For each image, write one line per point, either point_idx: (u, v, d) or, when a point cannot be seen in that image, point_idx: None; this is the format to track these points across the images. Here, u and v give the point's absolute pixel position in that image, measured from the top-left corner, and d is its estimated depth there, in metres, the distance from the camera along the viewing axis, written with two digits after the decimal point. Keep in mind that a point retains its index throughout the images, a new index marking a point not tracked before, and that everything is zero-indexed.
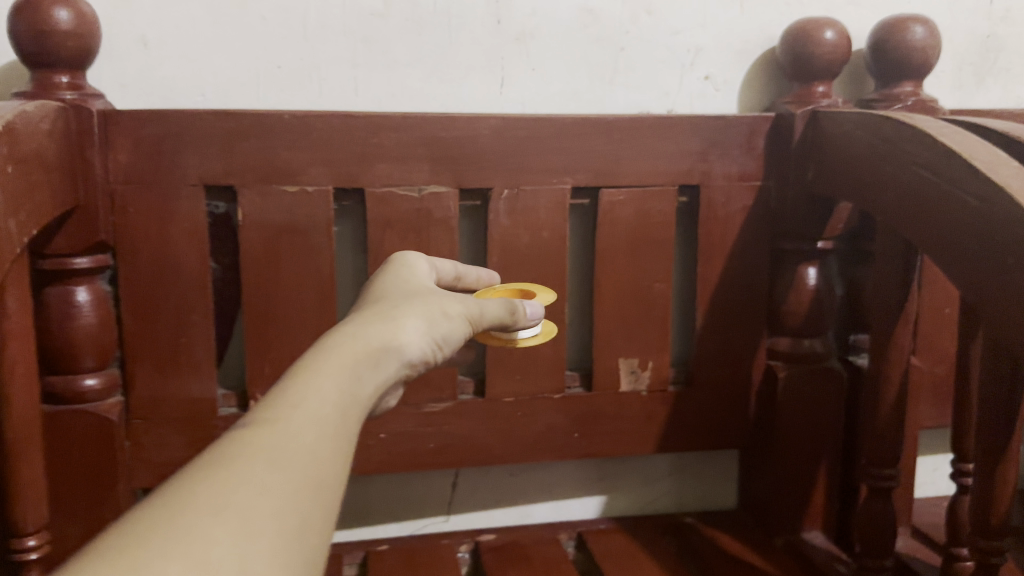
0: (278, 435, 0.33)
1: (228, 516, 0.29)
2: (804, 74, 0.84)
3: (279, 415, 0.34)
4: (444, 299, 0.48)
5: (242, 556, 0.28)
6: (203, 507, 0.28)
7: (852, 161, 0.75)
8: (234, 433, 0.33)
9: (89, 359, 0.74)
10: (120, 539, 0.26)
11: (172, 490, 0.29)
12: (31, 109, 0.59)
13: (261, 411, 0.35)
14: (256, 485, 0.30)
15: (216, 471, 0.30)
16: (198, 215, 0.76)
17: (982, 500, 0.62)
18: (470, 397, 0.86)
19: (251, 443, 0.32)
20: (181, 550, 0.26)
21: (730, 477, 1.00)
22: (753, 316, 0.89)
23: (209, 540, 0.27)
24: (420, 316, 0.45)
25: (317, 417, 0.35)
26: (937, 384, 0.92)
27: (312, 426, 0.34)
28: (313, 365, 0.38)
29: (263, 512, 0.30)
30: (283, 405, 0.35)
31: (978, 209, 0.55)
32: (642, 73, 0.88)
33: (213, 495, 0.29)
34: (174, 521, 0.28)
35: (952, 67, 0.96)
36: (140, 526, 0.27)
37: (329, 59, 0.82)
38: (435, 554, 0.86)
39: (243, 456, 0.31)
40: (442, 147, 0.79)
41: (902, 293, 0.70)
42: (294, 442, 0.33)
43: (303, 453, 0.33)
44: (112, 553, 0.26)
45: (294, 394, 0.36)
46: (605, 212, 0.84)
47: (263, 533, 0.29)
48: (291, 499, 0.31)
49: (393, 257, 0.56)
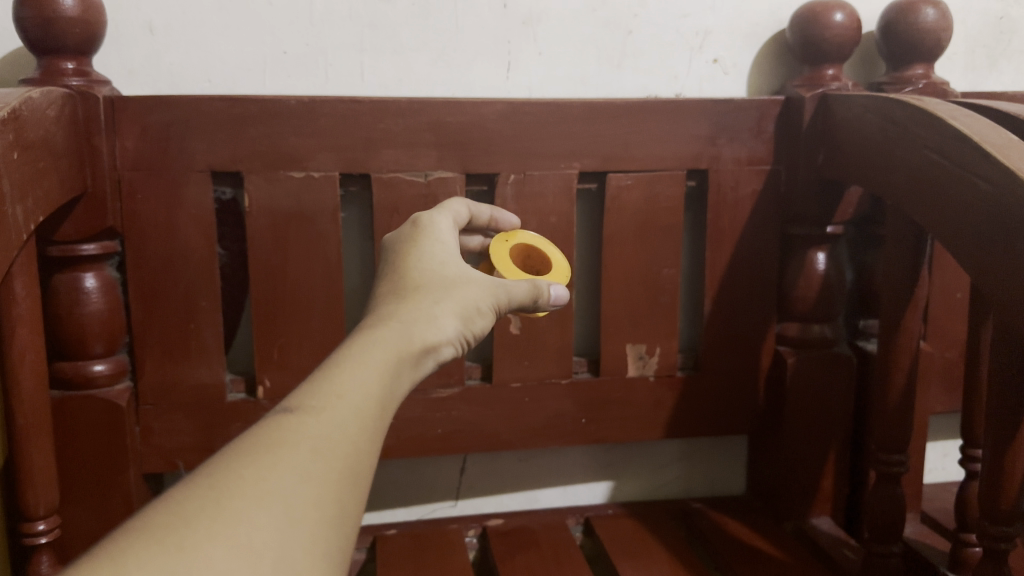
0: (323, 422, 0.33)
1: (272, 502, 0.29)
2: (813, 57, 0.83)
3: (324, 402, 0.34)
4: (476, 287, 0.46)
5: (283, 545, 0.28)
6: (250, 492, 0.29)
7: (863, 144, 0.74)
8: (280, 413, 0.33)
9: (98, 345, 0.74)
10: (168, 517, 0.27)
11: (216, 468, 0.30)
12: (37, 95, 0.59)
13: (307, 393, 0.34)
14: (299, 472, 0.30)
15: (263, 455, 0.31)
16: (205, 201, 0.75)
17: (991, 486, 0.61)
18: (477, 381, 0.86)
19: (297, 427, 0.32)
20: (225, 536, 0.27)
21: (739, 464, 1.00)
22: (763, 301, 0.89)
23: (253, 527, 0.28)
24: (456, 313, 0.43)
25: (360, 406, 0.34)
26: (948, 368, 0.92)
27: (355, 418, 0.34)
28: (359, 357, 0.37)
29: (305, 500, 0.30)
30: (327, 390, 0.34)
31: (989, 193, 0.55)
32: (650, 57, 0.88)
33: (258, 479, 0.29)
34: (220, 503, 0.28)
35: (964, 49, 0.95)
36: (188, 504, 0.28)
37: (336, 44, 0.81)
38: (443, 539, 0.87)
39: (288, 440, 0.31)
40: (449, 132, 0.79)
41: (911, 277, 0.70)
42: (338, 431, 0.33)
43: (346, 444, 0.33)
44: (162, 533, 0.26)
45: (340, 381, 0.35)
46: (612, 198, 0.83)
47: (304, 522, 0.29)
48: (330, 490, 0.31)
49: (433, 221, 0.52)
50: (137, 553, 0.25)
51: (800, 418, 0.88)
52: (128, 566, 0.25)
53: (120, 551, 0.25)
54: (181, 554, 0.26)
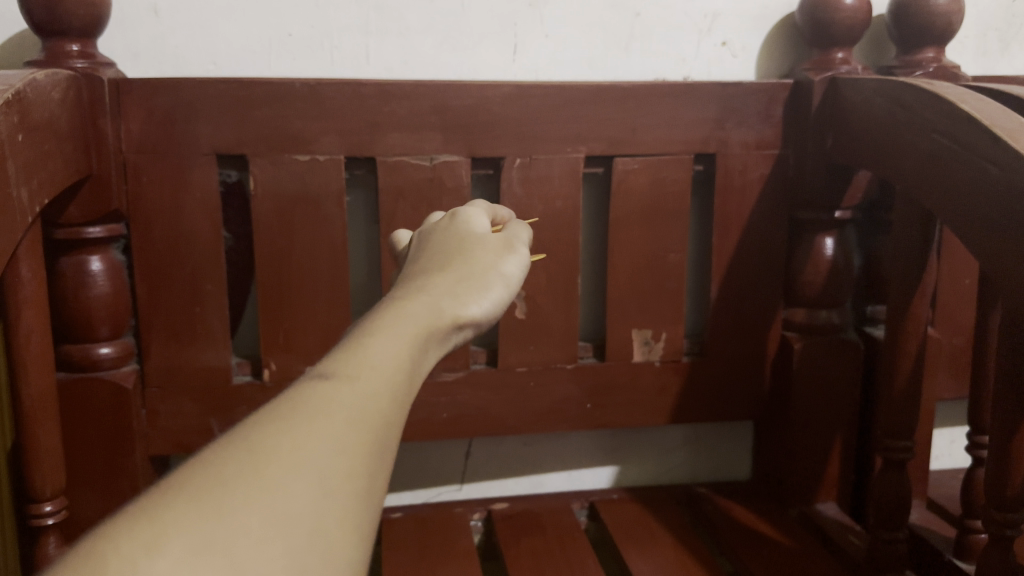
0: (358, 391, 0.31)
1: (307, 471, 0.27)
2: (822, 40, 0.82)
3: (358, 369, 0.32)
4: (505, 258, 0.46)
5: (318, 515, 0.27)
6: (285, 458, 0.27)
7: (872, 128, 0.73)
8: (313, 378, 0.31)
9: (104, 328, 0.74)
10: (203, 480, 0.26)
11: (253, 427, 0.28)
12: (42, 77, 0.59)
13: (340, 360, 0.33)
14: (335, 440, 0.29)
15: (298, 420, 0.29)
16: (211, 184, 0.75)
17: (998, 474, 0.61)
18: (481, 366, 0.86)
19: (332, 395, 0.31)
20: (262, 504, 0.26)
21: (743, 450, 1.00)
22: (770, 286, 0.88)
23: (290, 496, 0.27)
24: (489, 284, 0.43)
25: (396, 375, 0.33)
26: (956, 355, 0.91)
27: (387, 388, 0.32)
28: (389, 326, 0.36)
29: (339, 471, 0.28)
30: (361, 358, 0.33)
31: (1000, 177, 0.54)
32: (658, 39, 0.87)
33: (294, 447, 0.28)
34: (256, 469, 0.27)
35: (976, 33, 0.93)
36: (224, 468, 0.26)
37: (341, 26, 0.81)
38: (448, 522, 0.87)
39: (325, 408, 0.30)
40: (454, 116, 0.78)
41: (921, 258, 0.69)
42: (371, 400, 0.31)
43: (379, 414, 0.31)
44: (199, 494, 0.25)
45: (373, 349, 0.34)
46: (619, 181, 0.83)
47: (339, 491, 0.28)
48: (365, 459, 0.30)
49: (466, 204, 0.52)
50: (172, 516, 0.24)
51: (806, 403, 0.88)
52: (162, 531, 0.24)
53: (154, 512, 0.24)
54: (218, 520, 0.25)
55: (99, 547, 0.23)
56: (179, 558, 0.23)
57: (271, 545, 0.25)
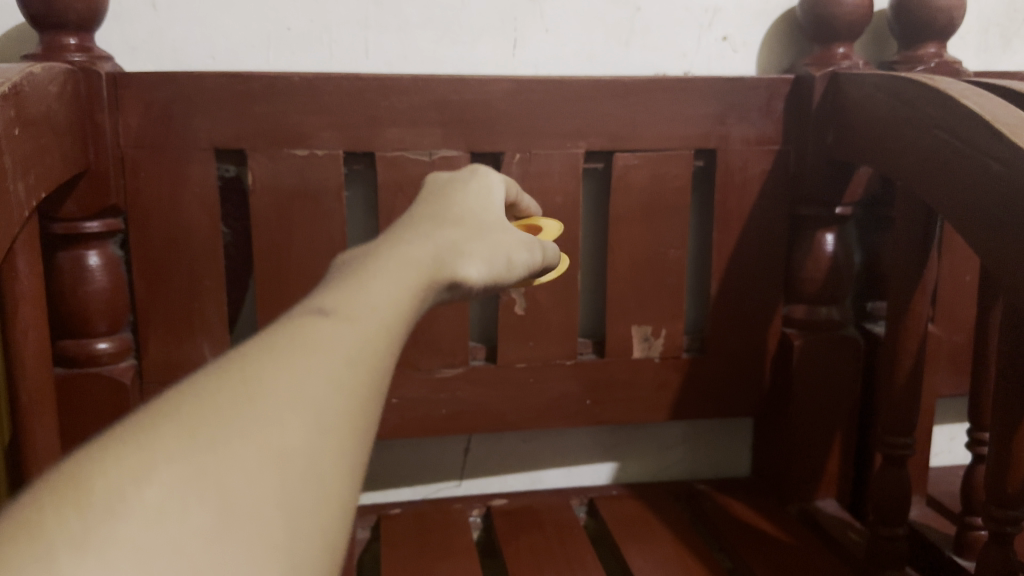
0: (362, 326, 0.27)
1: (311, 405, 0.24)
2: (824, 35, 0.82)
3: (363, 305, 0.28)
4: (510, 236, 0.43)
5: (320, 454, 0.23)
6: (287, 388, 0.23)
7: (874, 124, 0.73)
8: (313, 309, 0.27)
9: (101, 323, 0.74)
10: (194, 404, 0.22)
11: (248, 353, 0.24)
12: (38, 71, 0.58)
13: (340, 293, 0.29)
14: (339, 374, 0.25)
15: (298, 348, 0.25)
16: (209, 179, 0.75)
17: (999, 471, 0.61)
18: (481, 362, 0.86)
19: (335, 328, 0.27)
20: (261, 438, 0.22)
21: (743, 446, 1.00)
22: (771, 282, 0.88)
23: (292, 430, 0.23)
24: (493, 250, 0.40)
25: (406, 309, 0.30)
26: (957, 352, 0.91)
27: (392, 325, 0.29)
28: (393, 265, 0.32)
29: (344, 407, 0.25)
30: (365, 293, 0.29)
31: (1002, 173, 0.54)
32: (659, 34, 0.86)
33: (297, 376, 0.24)
34: (255, 397, 0.23)
35: (978, 28, 0.93)
36: (218, 392, 0.22)
37: (340, 20, 0.80)
38: (447, 519, 0.87)
39: (327, 338, 0.26)
40: (454, 111, 0.78)
41: (923, 255, 0.69)
42: (377, 337, 0.27)
43: (383, 353, 0.27)
44: (194, 412, 0.21)
45: (377, 285, 0.30)
46: (619, 177, 0.83)
47: (344, 430, 0.24)
48: (369, 399, 0.26)
49: (471, 178, 0.51)
50: (162, 434, 0.21)
51: (806, 400, 0.88)
52: (152, 451, 0.20)
53: (142, 432, 0.21)
54: (218, 442, 0.21)
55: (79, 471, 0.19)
56: (173, 481, 0.20)
57: (277, 472, 0.22)
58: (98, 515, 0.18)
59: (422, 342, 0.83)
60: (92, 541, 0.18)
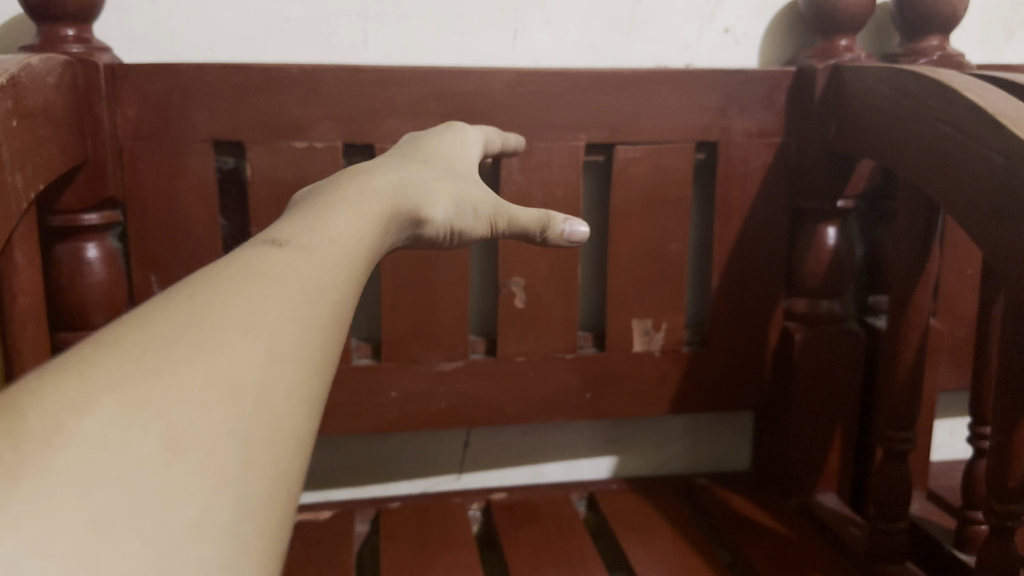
0: (313, 263, 0.30)
1: (257, 337, 0.26)
2: (825, 27, 0.81)
3: (318, 240, 0.32)
4: (475, 193, 0.46)
5: (264, 382, 0.26)
6: (234, 321, 0.26)
7: (875, 117, 0.72)
8: (270, 243, 0.30)
9: (101, 316, 0.73)
10: (143, 338, 0.24)
11: (196, 291, 0.27)
12: (36, 62, 0.58)
13: (299, 227, 0.32)
14: (286, 309, 0.28)
15: (247, 283, 0.28)
16: (208, 170, 0.75)
17: (1000, 466, 0.60)
18: (480, 355, 0.86)
19: (286, 263, 0.29)
20: (205, 366, 0.24)
21: (743, 440, 1.00)
22: (771, 276, 0.88)
23: (235, 357, 0.25)
24: (451, 199, 0.43)
25: (354, 237, 0.33)
26: (958, 346, 0.91)
27: (342, 262, 0.31)
28: (351, 201, 0.35)
29: (290, 339, 0.27)
30: (320, 232, 0.32)
31: (1004, 167, 0.54)
32: (660, 26, 0.86)
33: (245, 312, 0.27)
34: (200, 329, 0.25)
35: (980, 20, 0.92)
36: (166, 326, 0.25)
37: (340, 11, 0.80)
38: (446, 512, 0.87)
39: (276, 274, 0.29)
40: (453, 103, 0.77)
41: (924, 250, 0.69)
42: (326, 274, 0.30)
43: (331, 288, 0.30)
44: (137, 351, 0.24)
45: (331, 220, 0.33)
46: (620, 169, 0.82)
47: (290, 360, 0.27)
48: (316, 332, 0.29)
49: (450, 134, 0.54)
50: (110, 368, 0.23)
51: (807, 394, 0.87)
52: (91, 388, 0.22)
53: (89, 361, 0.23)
54: (161, 374, 0.23)
55: (24, 401, 0.21)
56: (108, 416, 0.22)
57: (212, 406, 0.24)
58: (42, 438, 0.21)
59: (421, 335, 0.83)
60: (29, 469, 0.20)
